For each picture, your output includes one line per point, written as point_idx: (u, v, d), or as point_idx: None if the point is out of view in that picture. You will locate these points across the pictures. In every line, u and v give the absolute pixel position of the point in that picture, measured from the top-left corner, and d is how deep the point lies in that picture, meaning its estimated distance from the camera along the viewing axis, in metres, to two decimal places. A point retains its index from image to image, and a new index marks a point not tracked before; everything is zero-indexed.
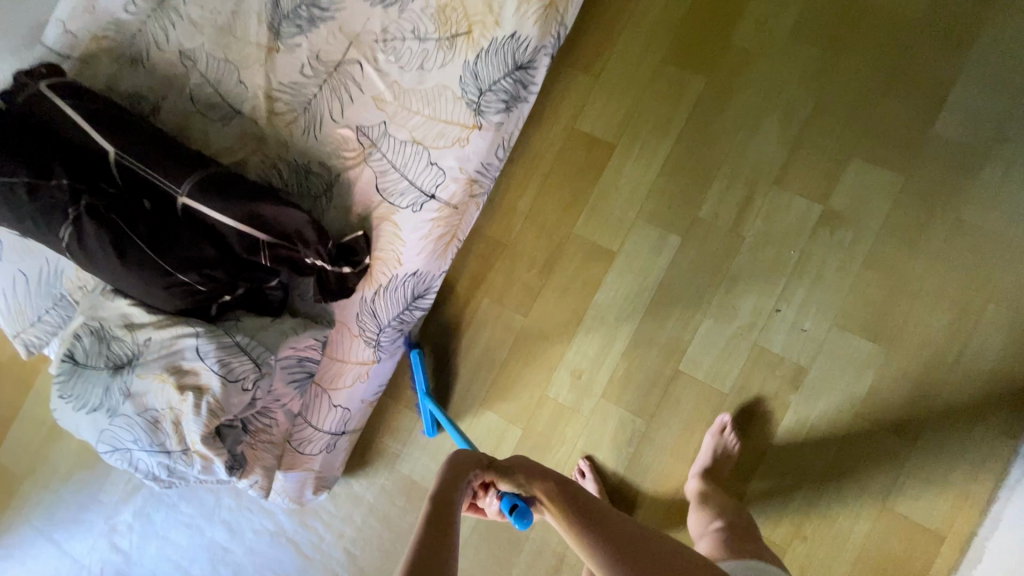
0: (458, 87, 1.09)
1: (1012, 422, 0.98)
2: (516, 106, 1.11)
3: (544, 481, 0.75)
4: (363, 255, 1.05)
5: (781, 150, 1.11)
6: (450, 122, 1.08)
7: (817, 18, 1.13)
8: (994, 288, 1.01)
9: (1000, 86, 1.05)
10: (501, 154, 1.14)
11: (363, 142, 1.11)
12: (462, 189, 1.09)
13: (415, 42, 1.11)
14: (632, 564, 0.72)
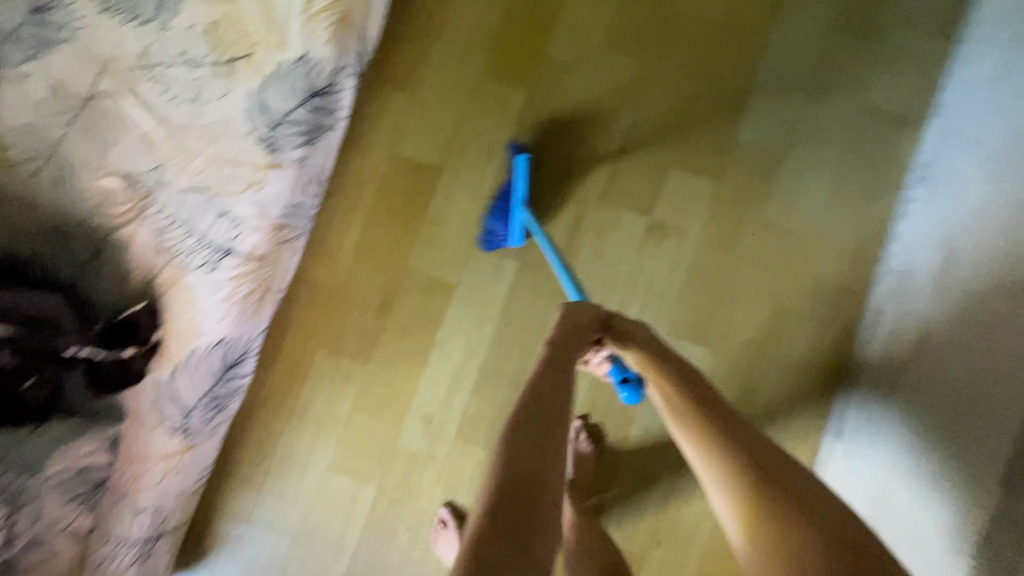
0: (244, 120, 0.94)
1: (819, 403, 1.08)
2: (321, 136, 0.99)
3: (643, 339, 0.81)
4: (149, 330, 0.90)
5: (605, 165, 1.10)
6: (239, 163, 0.94)
7: (627, 26, 1.12)
8: (799, 282, 1.09)
9: (791, 90, 1.11)
10: (313, 191, 1.02)
11: (134, 193, 0.92)
12: (265, 237, 0.95)
13: (184, 68, 0.93)
14: (729, 422, 0.73)
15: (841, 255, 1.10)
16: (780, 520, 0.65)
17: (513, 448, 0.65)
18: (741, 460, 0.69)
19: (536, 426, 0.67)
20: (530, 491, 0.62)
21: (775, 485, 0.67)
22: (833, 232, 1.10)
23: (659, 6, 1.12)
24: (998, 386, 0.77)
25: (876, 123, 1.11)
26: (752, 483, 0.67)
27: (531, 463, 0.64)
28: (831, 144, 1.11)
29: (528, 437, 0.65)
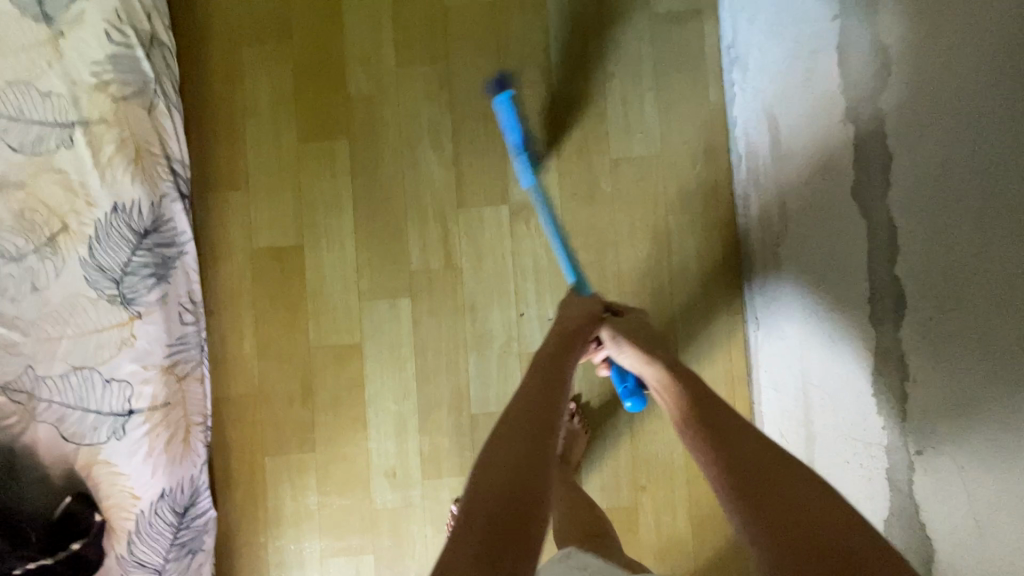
0: (89, 287, 0.95)
1: (731, 301, 1.12)
2: (171, 268, 1.01)
3: (638, 337, 0.88)
4: (88, 517, 0.92)
5: (447, 173, 1.12)
6: (102, 329, 0.95)
7: (411, 38, 1.13)
8: (667, 201, 1.12)
9: (585, 30, 1.13)
10: (190, 319, 1.04)
11: (18, 401, 0.93)
12: (161, 383, 0.97)
13: (8, 264, 0.94)
14: (701, 416, 0.74)
15: (693, 160, 1.13)
16: (767, 491, 0.63)
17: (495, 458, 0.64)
18: (738, 442, 0.69)
19: (526, 423, 0.68)
20: (524, 481, 0.61)
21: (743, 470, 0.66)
22: (678, 141, 1.13)
23: (432, 6, 1.13)
24: (842, 230, 0.81)
25: (674, 22, 1.13)
26: (754, 461, 0.67)
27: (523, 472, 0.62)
28: (642, 62, 1.13)
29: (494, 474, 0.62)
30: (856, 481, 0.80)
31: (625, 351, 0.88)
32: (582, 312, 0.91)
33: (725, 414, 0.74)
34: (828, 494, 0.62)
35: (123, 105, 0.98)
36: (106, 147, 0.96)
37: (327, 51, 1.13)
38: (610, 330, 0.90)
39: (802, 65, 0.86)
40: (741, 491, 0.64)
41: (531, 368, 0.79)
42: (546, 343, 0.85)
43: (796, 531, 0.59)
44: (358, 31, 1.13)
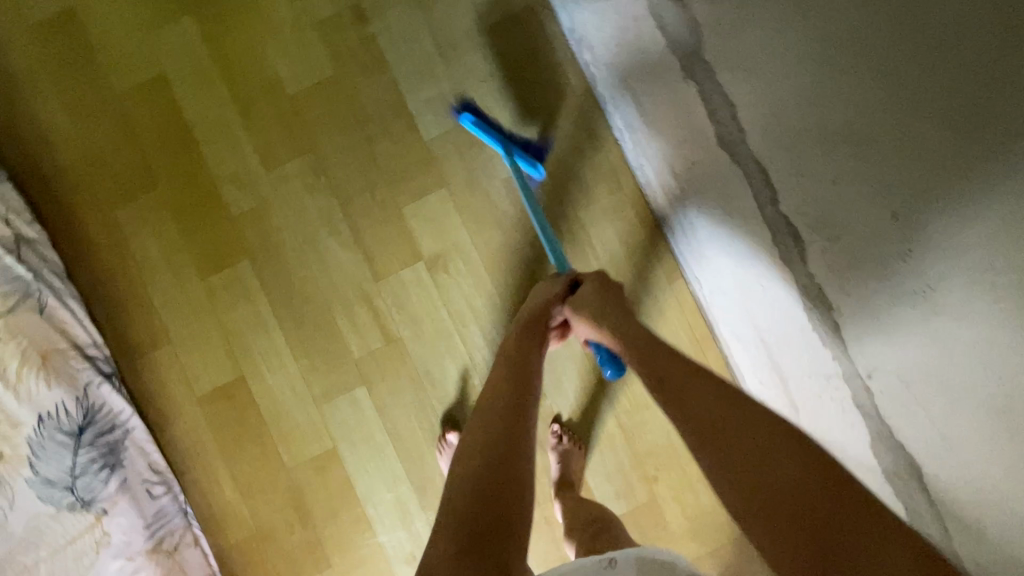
0: (44, 505, 0.93)
1: (668, 269, 1.11)
2: (121, 452, 1.00)
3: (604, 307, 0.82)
4: None
5: (354, 253, 1.11)
6: (72, 540, 0.94)
7: (270, 139, 1.12)
8: (571, 198, 1.11)
9: (431, 67, 1.12)
10: (160, 489, 1.02)
11: None
12: (151, 566, 0.98)
13: None
14: (664, 371, 0.70)
15: (582, 150, 1.11)
16: (745, 469, 0.57)
17: (470, 454, 0.64)
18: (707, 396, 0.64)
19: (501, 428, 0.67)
20: (505, 489, 0.60)
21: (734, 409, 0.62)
22: (560, 138, 1.11)
23: (278, 101, 1.12)
24: (728, 180, 0.79)
25: (514, 25, 1.12)
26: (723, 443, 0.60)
27: (508, 466, 0.63)
28: (498, 76, 1.12)
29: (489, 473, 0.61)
30: (833, 413, 0.79)
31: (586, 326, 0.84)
32: (545, 297, 0.88)
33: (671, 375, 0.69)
34: (819, 471, 0.55)
35: (12, 319, 0.96)
36: (10, 365, 0.94)
37: (197, 181, 1.11)
38: (572, 310, 0.85)
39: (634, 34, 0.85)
40: (737, 424, 0.60)
41: (501, 383, 0.74)
42: (507, 338, 0.84)
43: (777, 513, 0.54)
44: (218, 152, 1.11)
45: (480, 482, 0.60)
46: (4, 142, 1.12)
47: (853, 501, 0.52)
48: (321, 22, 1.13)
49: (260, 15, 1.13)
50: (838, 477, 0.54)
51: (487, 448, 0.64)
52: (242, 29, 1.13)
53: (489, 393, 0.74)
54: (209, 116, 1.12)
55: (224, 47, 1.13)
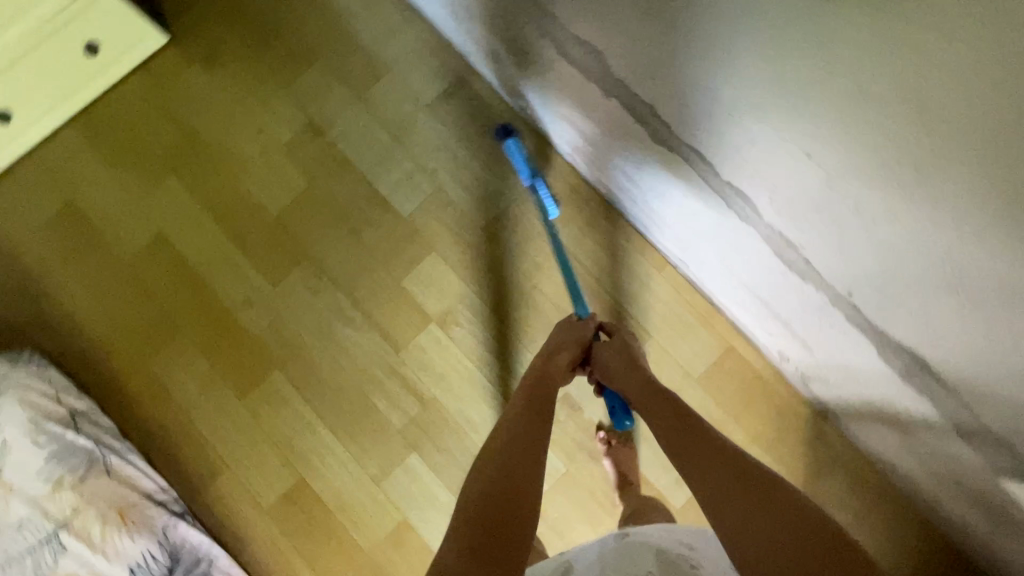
0: None
1: (655, 259, 1.18)
2: None
3: (630, 364, 0.84)
4: None
5: (369, 334, 1.19)
6: None
7: (268, 256, 1.23)
8: (547, 224, 1.20)
9: (390, 152, 1.24)
10: None
11: None
12: None
13: None
14: (675, 437, 0.71)
15: (542, 181, 1.21)
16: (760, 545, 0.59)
17: (480, 486, 0.67)
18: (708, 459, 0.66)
19: (515, 456, 0.71)
20: (509, 527, 0.64)
21: (727, 469, 0.65)
22: (520, 176, 1.22)
23: (266, 222, 1.24)
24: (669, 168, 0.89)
25: (450, 96, 1.25)
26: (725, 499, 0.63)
27: (513, 505, 0.66)
28: (450, 141, 1.24)
29: (496, 500, 0.66)
30: (839, 338, 0.85)
31: (611, 379, 0.85)
32: (572, 337, 0.89)
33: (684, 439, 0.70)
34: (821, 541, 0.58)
35: (84, 486, 1.03)
36: (94, 530, 1.01)
37: (214, 315, 1.21)
38: (602, 355, 0.86)
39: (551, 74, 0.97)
40: (728, 483, 0.64)
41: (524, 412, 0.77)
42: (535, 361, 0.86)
43: None
44: (226, 282, 1.22)
45: (490, 512, 0.65)
46: (37, 331, 1.22)
47: (830, 551, 0.57)
48: (284, 146, 1.27)
49: (230, 156, 1.27)
50: (820, 527, 0.59)
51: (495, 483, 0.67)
52: (218, 172, 1.27)
53: (504, 423, 0.76)
54: (209, 255, 1.23)
55: (206, 192, 1.26)
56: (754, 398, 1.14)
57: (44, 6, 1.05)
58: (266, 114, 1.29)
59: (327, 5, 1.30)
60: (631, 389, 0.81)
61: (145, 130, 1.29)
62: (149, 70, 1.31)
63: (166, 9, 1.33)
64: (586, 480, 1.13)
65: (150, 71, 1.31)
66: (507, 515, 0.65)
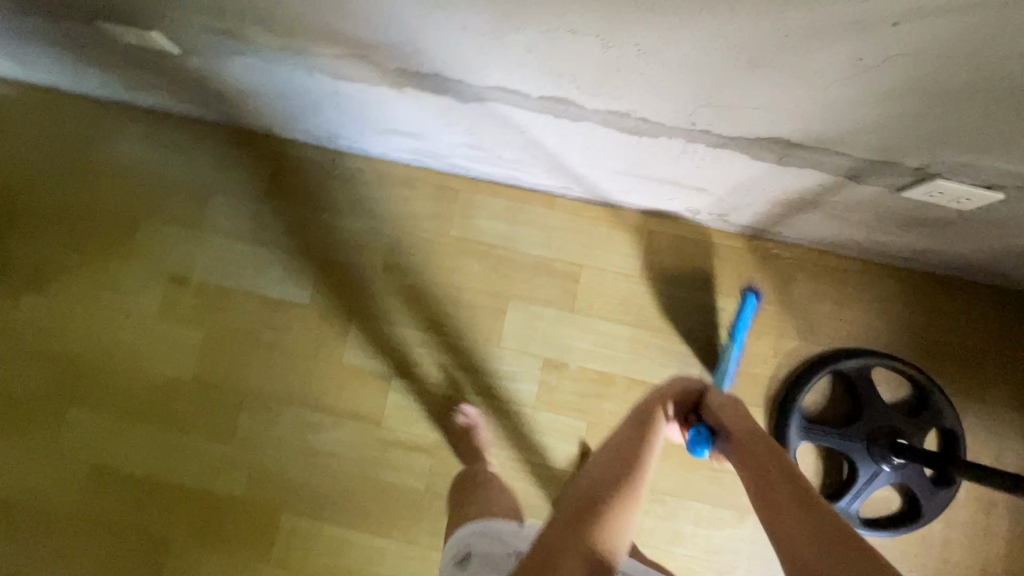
0: None
1: (545, 201, 1.20)
2: None
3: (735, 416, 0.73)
4: None
5: (346, 425, 1.17)
6: None
7: (209, 419, 1.18)
8: (437, 233, 1.21)
9: (261, 259, 1.23)
10: None
11: None
12: None
13: None
14: (777, 488, 0.57)
15: (408, 199, 1.23)
16: None
17: (573, 496, 0.59)
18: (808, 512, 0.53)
19: (613, 467, 0.63)
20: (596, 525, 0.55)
21: (827, 528, 0.51)
22: (387, 207, 1.23)
23: (188, 390, 1.19)
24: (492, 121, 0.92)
25: (282, 178, 1.24)
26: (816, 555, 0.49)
27: (605, 518, 0.56)
28: (307, 216, 1.23)
29: (585, 505, 0.57)
30: (717, 167, 0.89)
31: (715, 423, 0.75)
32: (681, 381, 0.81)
33: (781, 487, 0.57)
34: None
35: None
36: None
37: (194, 501, 1.16)
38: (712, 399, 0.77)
39: (345, 100, 0.97)
40: (824, 540, 0.50)
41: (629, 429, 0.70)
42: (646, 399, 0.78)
43: None
44: (186, 466, 1.17)
45: (579, 509, 0.57)
46: None
47: None
48: (161, 314, 1.22)
49: (116, 353, 1.21)
50: None
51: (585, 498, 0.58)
52: (116, 375, 1.21)
53: (603, 450, 0.68)
54: (154, 453, 1.17)
55: (115, 399, 1.20)
56: (698, 260, 1.17)
57: None
58: (123, 296, 1.23)
59: (117, 168, 1.26)
60: (735, 433, 0.70)
61: (20, 383, 1.21)
62: None
63: None
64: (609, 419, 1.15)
65: None
66: (596, 522, 0.55)
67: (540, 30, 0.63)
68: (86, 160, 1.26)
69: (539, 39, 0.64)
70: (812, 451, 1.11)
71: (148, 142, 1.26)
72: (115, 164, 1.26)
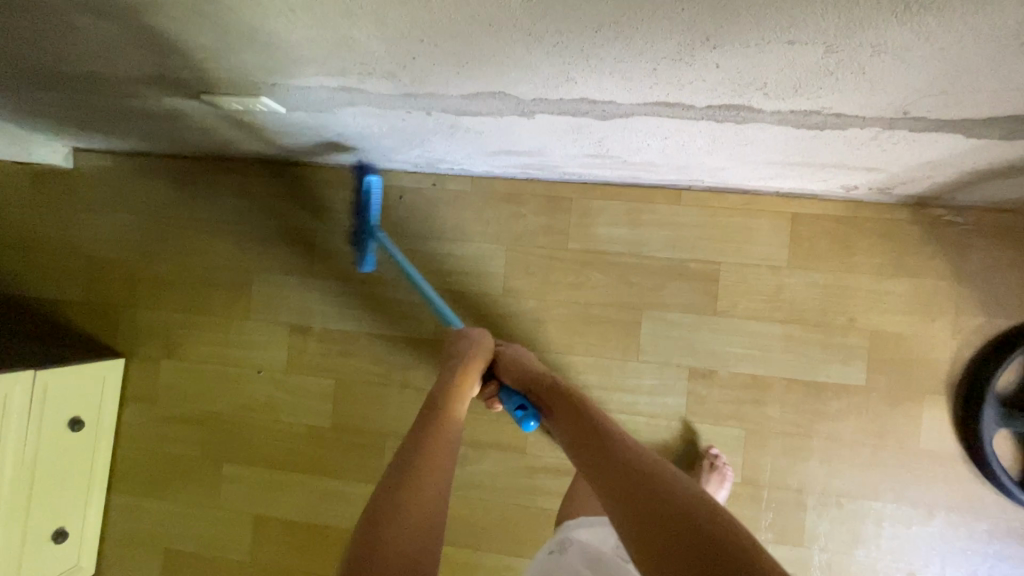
0: None
1: (669, 199, 1.10)
2: None
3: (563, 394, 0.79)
4: None
5: (491, 455, 1.15)
6: None
7: (353, 463, 1.19)
8: (555, 248, 1.14)
9: (374, 299, 1.19)
10: None
11: None
12: None
13: None
14: (596, 426, 0.70)
15: (519, 217, 1.15)
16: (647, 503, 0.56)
17: (385, 515, 0.62)
18: (638, 467, 0.60)
19: (436, 465, 0.69)
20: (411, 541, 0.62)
21: (634, 465, 0.61)
22: (498, 228, 1.16)
23: (328, 438, 1.20)
24: (632, 134, 0.82)
25: (383, 213, 1.19)
26: (622, 505, 0.57)
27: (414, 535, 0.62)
28: (415, 249, 1.18)
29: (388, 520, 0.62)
30: (907, 148, 0.76)
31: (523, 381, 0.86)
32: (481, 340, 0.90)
33: (658, 469, 0.60)
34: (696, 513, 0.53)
35: None
36: None
37: None
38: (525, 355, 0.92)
39: (459, 132, 0.89)
40: (619, 487, 0.59)
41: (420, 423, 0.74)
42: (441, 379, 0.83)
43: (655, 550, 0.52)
44: (341, 511, 1.20)
45: (407, 525, 0.62)
46: None
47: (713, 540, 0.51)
48: (287, 366, 1.22)
49: (254, 409, 1.23)
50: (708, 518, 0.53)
51: (431, 443, 0.72)
52: (256, 430, 1.23)
53: (399, 452, 0.70)
54: (308, 501, 1.21)
55: (261, 453, 1.23)
56: (852, 241, 1.05)
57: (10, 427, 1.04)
58: (247, 352, 1.24)
59: (217, 225, 1.25)
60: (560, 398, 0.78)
61: (171, 446, 1.26)
62: (132, 399, 1.28)
63: (100, 338, 1.28)
64: (769, 424, 1.07)
65: (136, 397, 1.27)
66: (417, 523, 0.63)
67: (749, 44, 0.52)
68: (188, 221, 1.26)
69: (739, 54, 0.54)
70: (1010, 437, 1.01)
71: (244, 194, 1.23)
72: (216, 221, 1.25)
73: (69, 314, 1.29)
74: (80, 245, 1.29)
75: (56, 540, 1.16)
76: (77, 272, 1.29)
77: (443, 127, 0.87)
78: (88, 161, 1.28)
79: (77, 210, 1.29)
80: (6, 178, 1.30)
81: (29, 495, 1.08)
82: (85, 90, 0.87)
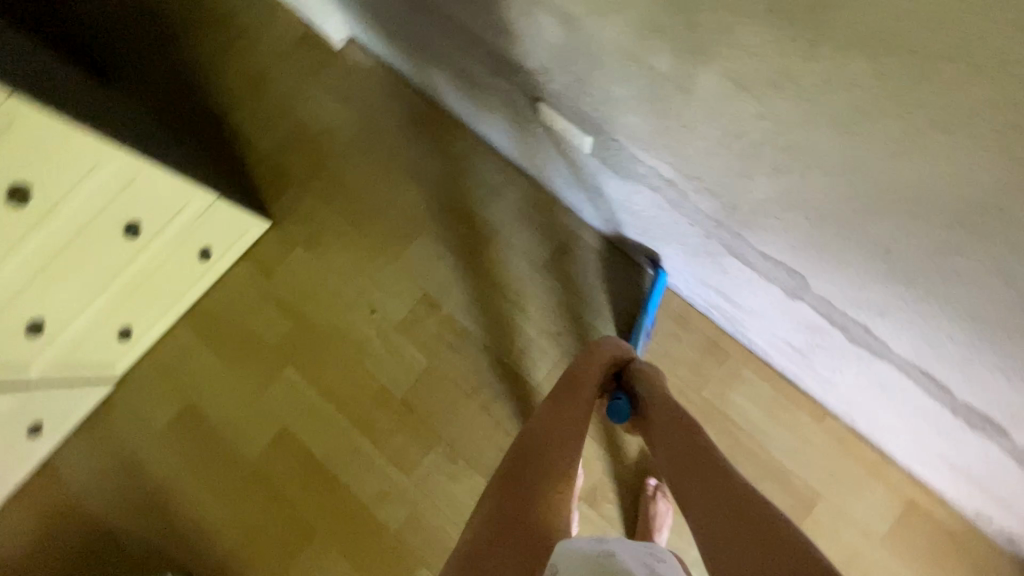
0: None
1: (812, 412, 1.12)
2: None
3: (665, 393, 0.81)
4: None
5: None
6: None
7: (397, 445, 1.20)
8: (688, 383, 1.15)
9: (510, 322, 1.22)
10: None
11: None
12: None
13: None
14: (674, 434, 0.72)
15: (675, 338, 1.17)
16: (742, 527, 0.55)
17: (493, 537, 0.59)
18: (741, 507, 0.57)
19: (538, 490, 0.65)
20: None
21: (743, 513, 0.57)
22: (650, 335, 1.18)
23: (390, 407, 1.22)
24: (856, 363, 0.84)
25: (565, 257, 1.23)
26: (738, 532, 0.55)
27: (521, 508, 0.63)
28: (570, 306, 1.22)
29: (490, 515, 0.62)
30: None
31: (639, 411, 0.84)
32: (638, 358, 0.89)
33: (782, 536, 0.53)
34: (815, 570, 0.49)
35: None
36: None
37: (353, 513, 1.18)
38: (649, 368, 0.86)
39: (707, 259, 0.92)
40: (724, 529, 0.56)
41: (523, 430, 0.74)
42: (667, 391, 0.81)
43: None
44: (360, 476, 1.20)
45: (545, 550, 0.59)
46: (173, 546, 1.20)
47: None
48: (399, 324, 1.25)
49: (346, 339, 1.26)
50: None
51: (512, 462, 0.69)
52: (335, 357, 1.25)
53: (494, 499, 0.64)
54: (338, 445, 1.21)
55: (325, 380, 1.25)
56: (950, 558, 1.05)
57: (173, 224, 1.09)
58: (374, 290, 1.27)
59: (421, 174, 1.30)
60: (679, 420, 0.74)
61: (255, 321, 1.29)
62: (251, 259, 1.31)
63: (262, 196, 1.33)
64: None
65: (255, 260, 1.31)
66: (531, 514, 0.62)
67: None
68: (401, 153, 1.32)
69: None
70: None
71: (462, 165, 1.29)
72: (425, 170, 1.30)
73: (250, 157, 1.34)
74: (300, 112, 1.36)
75: (116, 336, 1.18)
76: (282, 130, 1.35)
77: (700, 246, 0.90)
78: (354, 55, 1.37)
79: (316, 85, 1.37)
80: (282, 22, 1.39)
81: (138, 286, 1.13)
82: (448, 46, 0.96)
